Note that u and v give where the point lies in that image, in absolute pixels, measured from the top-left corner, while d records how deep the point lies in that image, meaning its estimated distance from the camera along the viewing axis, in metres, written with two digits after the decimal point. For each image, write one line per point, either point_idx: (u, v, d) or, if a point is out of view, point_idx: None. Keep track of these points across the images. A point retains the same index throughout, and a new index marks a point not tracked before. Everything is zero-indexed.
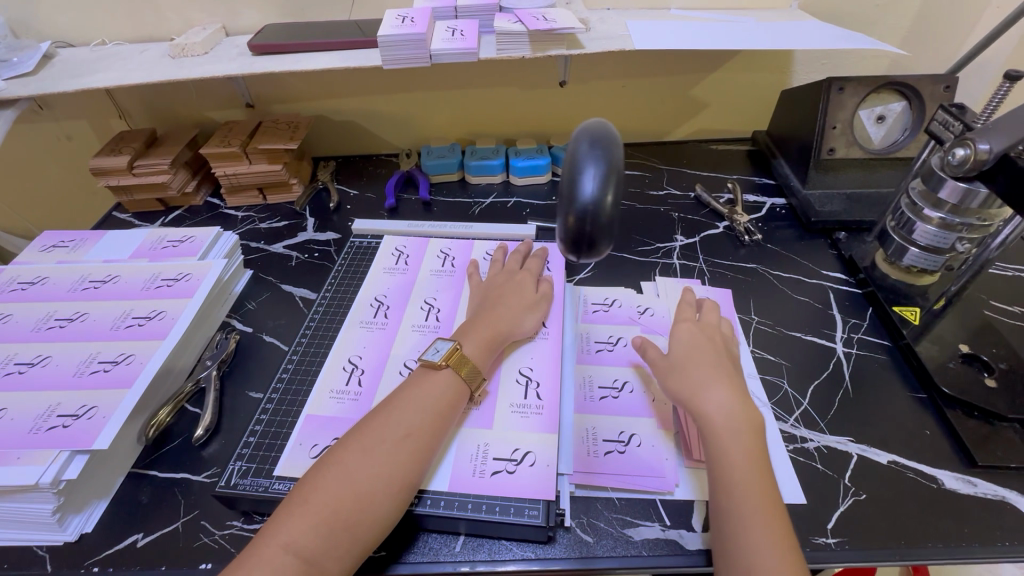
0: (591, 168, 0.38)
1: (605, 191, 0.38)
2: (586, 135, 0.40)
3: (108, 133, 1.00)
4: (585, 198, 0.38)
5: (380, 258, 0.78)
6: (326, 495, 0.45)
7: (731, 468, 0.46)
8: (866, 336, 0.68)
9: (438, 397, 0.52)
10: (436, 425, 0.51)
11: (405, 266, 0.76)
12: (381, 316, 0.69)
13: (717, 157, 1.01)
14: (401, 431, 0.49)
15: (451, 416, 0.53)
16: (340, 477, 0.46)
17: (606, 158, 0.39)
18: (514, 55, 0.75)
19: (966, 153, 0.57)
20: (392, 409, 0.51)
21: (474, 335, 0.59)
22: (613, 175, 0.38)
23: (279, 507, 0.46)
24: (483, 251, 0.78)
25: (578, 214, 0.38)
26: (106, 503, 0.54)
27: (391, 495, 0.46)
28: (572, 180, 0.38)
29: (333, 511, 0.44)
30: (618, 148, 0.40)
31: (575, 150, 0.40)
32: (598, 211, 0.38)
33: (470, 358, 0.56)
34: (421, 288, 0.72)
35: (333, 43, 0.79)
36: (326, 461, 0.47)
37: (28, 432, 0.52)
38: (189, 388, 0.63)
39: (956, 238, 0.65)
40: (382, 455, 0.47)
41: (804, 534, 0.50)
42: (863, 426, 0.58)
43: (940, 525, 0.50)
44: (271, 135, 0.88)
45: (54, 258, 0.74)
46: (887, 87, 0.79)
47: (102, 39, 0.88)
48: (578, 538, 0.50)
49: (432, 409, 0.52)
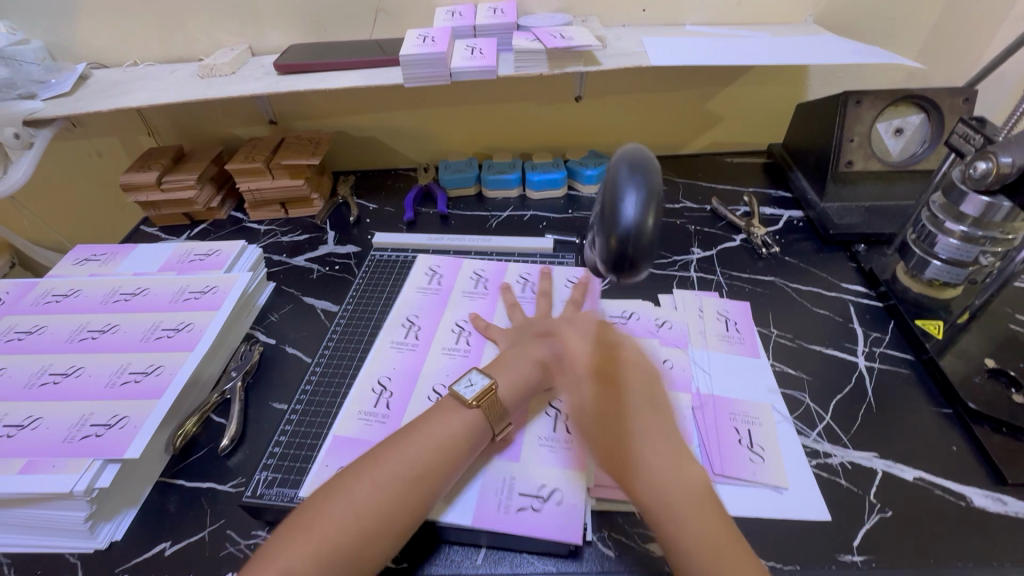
0: (632, 192, 0.38)
1: (646, 215, 0.38)
2: (625, 160, 0.40)
3: (136, 150, 1.03)
4: (628, 222, 0.38)
5: (414, 276, 0.79)
6: (325, 524, 0.45)
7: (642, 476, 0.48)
8: (888, 350, 0.67)
9: (454, 433, 0.52)
10: (444, 464, 0.50)
11: (438, 286, 0.77)
12: (411, 338, 0.69)
13: (732, 170, 1.01)
14: (410, 471, 0.49)
15: (466, 454, 0.52)
16: (344, 506, 0.46)
17: (645, 182, 0.39)
18: (532, 72, 0.77)
19: (988, 167, 0.57)
20: (402, 443, 0.51)
21: (505, 374, 0.58)
22: (653, 200, 0.39)
23: (277, 529, 0.46)
24: (518, 273, 0.78)
25: (621, 237, 0.38)
26: (135, 511, 0.55)
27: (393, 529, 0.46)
28: (614, 204, 0.39)
29: (334, 543, 0.44)
30: (655, 175, 0.40)
31: (614, 174, 0.40)
32: (640, 235, 0.38)
33: (500, 400, 0.56)
34: (453, 314, 0.72)
35: (356, 62, 0.81)
36: (329, 489, 0.48)
37: (63, 441, 0.54)
38: (215, 399, 0.64)
39: (979, 251, 0.65)
40: (388, 493, 0.47)
41: (829, 551, 0.49)
42: (887, 442, 0.58)
43: (969, 543, 0.49)
44: (294, 150, 0.91)
45: (86, 271, 0.77)
46: (905, 100, 0.79)
47: (134, 60, 0.92)
48: (599, 552, 0.50)
49: (446, 445, 0.51)
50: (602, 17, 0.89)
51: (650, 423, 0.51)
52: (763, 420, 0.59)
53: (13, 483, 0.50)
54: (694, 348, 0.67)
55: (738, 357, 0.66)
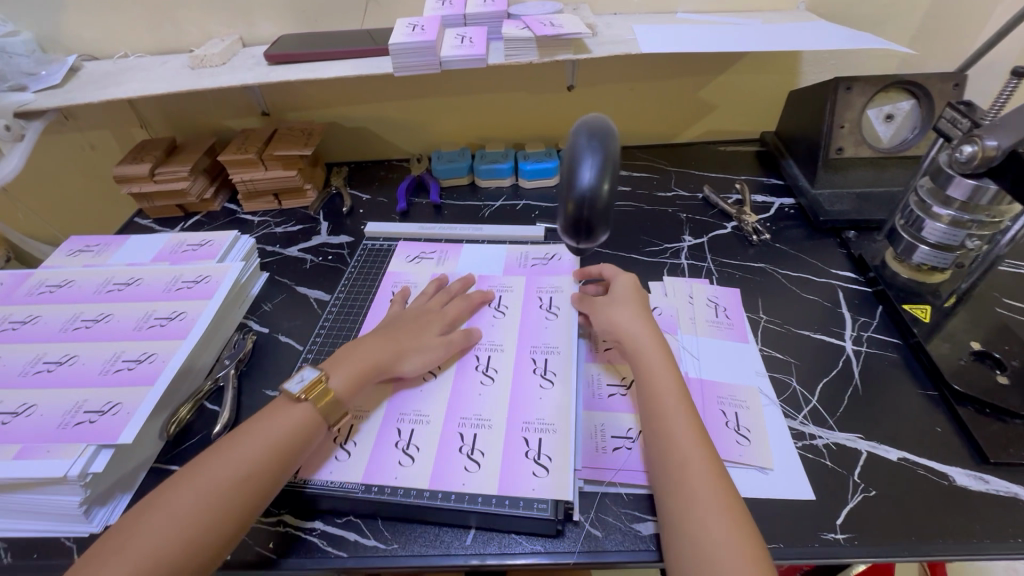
0: (589, 158, 0.41)
1: (601, 181, 0.40)
2: (584, 128, 0.43)
3: (129, 142, 1.03)
4: (583, 186, 0.40)
5: (700, 308, 0.71)
6: (142, 544, 0.42)
7: (677, 448, 0.49)
8: (875, 334, 0.68)
9: (291, 432, 0.51)
10: (280, 462, 0.49)
11: (728, 320, 0.70)
12: (543, 362, 0.63)
13: (725, 159, 1.01)
14: (243, 470, 0.48)
15: (300, 453, 0.51)
16: (164, 521, 0.43)
17: (603, 150, 0.41)
18: (521, 60, 0.77)
19: (973, 150, 0.57)
20: (241, 439, 0.50)
21: (347, 365, 0.57)
22: (609, 166, 0.41)
23: (96, 548, 0.43)
24: (707, 317, 0.70)
25: (577, 201, 0.41)
26: (130, 496, 0.56)
27: (223, 537, 0.45)
28: (571, 169, 0.41)
29: (154, 559, 0.42)
30: (612, 143, 0.42)
31: (575, 142, 0.42)
32: (594, 200, 0.41)
33: (334, 392, 0.55)
34: (569, 400, 0.59)
35: (345, 52, 0.81)
36: (149, 504, 0.45)
37: (57, 427, 0.54)
38: (208, 386, 0.65)
39: (966, 235, 0.65)
40: (212, 498, 0.45)
41: (813, 530, 0.50)
42: (872, 424, 0.58)
43: (951, 520, 0.50)
44: (286, 141, 0.91)
45: (80, 262, 0.77)
46: (896, 86, 0.79)
47: (125, 51, 0.92)
48: (587, 532, 0.51)
49: (281, 445, 0.50)
50: (592, 5, 0.89)
51: (691, 431, 0.50)
52: (749, 404, 0.60)
53: (8, 468, 0.51)
54: (684, 334, 0.68)
55: (726, 342, 0.67)
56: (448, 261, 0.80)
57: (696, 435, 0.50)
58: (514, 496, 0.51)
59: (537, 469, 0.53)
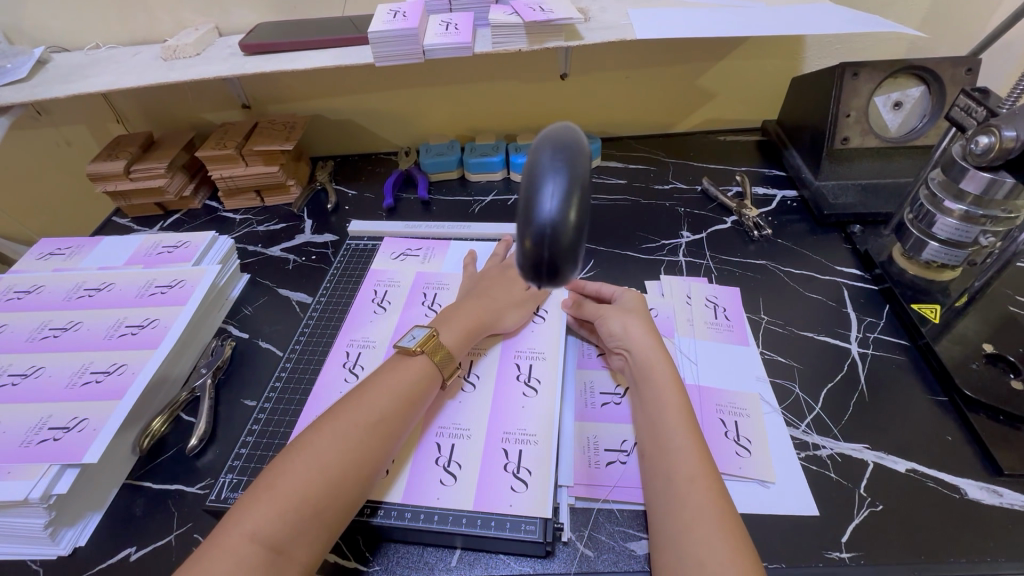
0: (552, 181, 0.28)
1: (569, 207, 0.28)
2: (548, 141, 0.31)
3: (106, 137, 0.99)
4: (543, 218, 0.28)
5: (696, 310, 0.68)
6: (292, 481, 0.43)
7: (676, 459, 0.47)
8: (882, 336, 0.65)
9: (412, 381, 0.52)
10: (405, 411, 0.50)
11: (727, 321, 0.67)
12: (528, 369, 0.61)
13: (724, 149, 0.97)
14: (374, 416, 0.48)
15: (421, 401, 0.52)
16: (309, 461, 0.44)
17: (572, 168, 0.29)
18: (510, 47, 0.72)
19: (990, 141, 0.54)
20: (364, 392, 0.50)
21: (453, 323, 0.59)
22: (578, 189, 0.29)
23: (247, 489, 0.44)
24: (705, 319, 0.67)
25: (535, 239, 0.28)
26: (100, 515, 0.54)
27: (362, 478, 0.46)
28: (529, 194, 0.29)
29: (301, 496, 0.42)
30: (581, 158, 0.30)
31: (534, 159, 0.30)
32: (560, 235, 0.28)
33: (445, 345, 0.56)
34: (553, 409, 0.56)
35: (326, 41, 0.77)
36: (294, 445, 0.46)
37: (19, 446, 0.51)
38: (184, 397, 0.62)
39: (979, 232, 0.62)
40: (352, 440, 0.46)
41: (816, 548, 0.47)
42: (878, 432, 0.55)
43: (962, 537, 0.47)
44: (267, 135, 0.87)
45: (51, 266, 0.74)
46: (905, 72, 0.75)
47: (96, 42, 0.87)
48: (577, 552, 0.48)
49: (406, 393, 0.51)
50: None
51: (690, 440, 0.48)
52: (749, 410, 0.57)
53: None
54: (680, 336, 0.65)
55: (725, 344, 0.64)
56: (434, 259, 0.77)
57: (696, 446, 0.48)
58: (495, 514, 0.49)
59: (517, 484, 0.51)
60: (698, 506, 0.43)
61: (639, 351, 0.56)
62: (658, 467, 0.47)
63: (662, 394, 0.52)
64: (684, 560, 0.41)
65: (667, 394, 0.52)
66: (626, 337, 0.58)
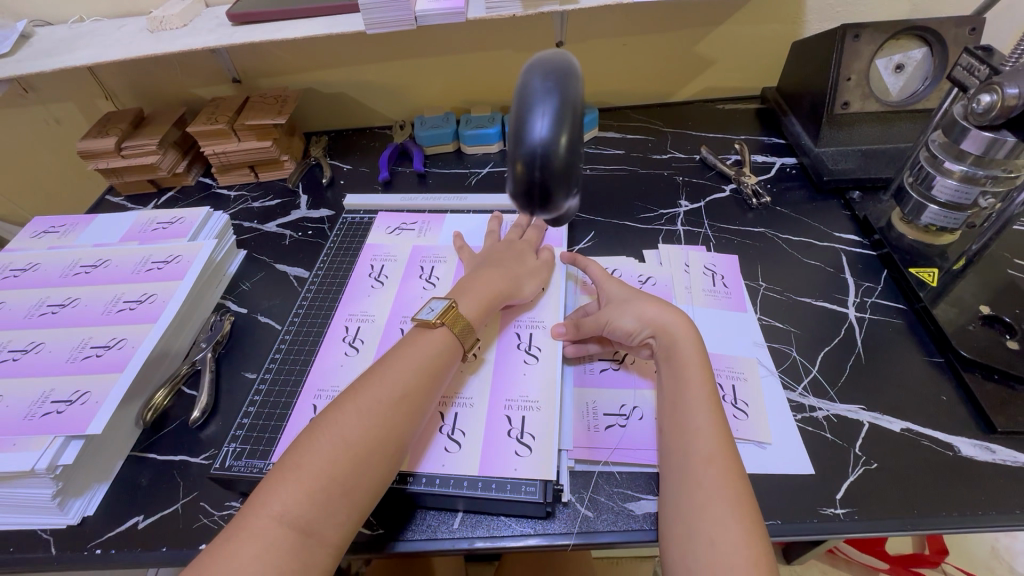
0: (541, 105, 0.31)
1: (559, 132, 0.31)
2: (539, 66, 0.33)
3: (95, 115, 0.98)
4: (533, 142, 0.31)
5: (693, 277, 0.68)
6: (317, 463, 0.43)
7: (696, 440, 0.46)
8: (880, 300, 0.65)
9: (433, 356, 0.52)
10: (426, 386, 0.50)
11: (725, 288, 0.67)
12: (528, 337, 0.61)
13: (723, 117, 0.96)
14: (397, 393, 0.48)
15: (442, 375, 0.52)
16: (333, 443, 0.44)
17: (562, 92, 0.31)
18: (503, 13, 0.70)
19: (992, 100, 0.53)
20: (387, 370, 0.49)
21: (471, 295, 0.58)
22: (568, 113, 0.31)
23: (273, 468, 0.44)
24: (701, 286, 0.67)
25: (527, 161, 0.31)
26: (106, 486, 0.54)
27: (386, 458, 0.45)
28: (521, 119, 0.31)
29: (327, 477, 0.42)
30: (569, 84, 0.32)
31: (526, 84, 0.32)
32: (550, 157, 0.31)
33: (465, 317, 0.56)
34: (554, 376, 0.57)
35: (314, 9, 0.75)
36: (319, 424, 0.45)
37: (23, 419, 0.52)
38: (185, 370, 0.62)
39: (979, 193, 0.61)
40: (376, 419, 0.46)
41: (811, 505, 0.48)
42: (873, 393, 0.56)
43: (955, 493, 0.48)
44: (259, 109, 0.86)
45: (45, 244, 0.74)
46: (907, 33, 0.73)
47: (80, 16, 0.85)
48: (577, 513, 0.49)
49: (427, 368, 0.51)
50: None
51: (712, 421, 0.47)
52: (746, 374, 0.58)
53: None
54: (678, 304, 0.65)
55: (723, 310, 0.64)
56: (431, 232, 0.77)
57: (718, 427, 0.47)
58: (499, 478, 0.50)
59: (519, 449, 0.51)
60: (715, 488, 0.43)
61: (664, 330, 0.54)
62: (676, 446, 0.47)
63: (689, 371, 0.51)
64: (696, 541, 0.41)
65: (693, 372, 0.51)
66: (646, 318, 0.55)
